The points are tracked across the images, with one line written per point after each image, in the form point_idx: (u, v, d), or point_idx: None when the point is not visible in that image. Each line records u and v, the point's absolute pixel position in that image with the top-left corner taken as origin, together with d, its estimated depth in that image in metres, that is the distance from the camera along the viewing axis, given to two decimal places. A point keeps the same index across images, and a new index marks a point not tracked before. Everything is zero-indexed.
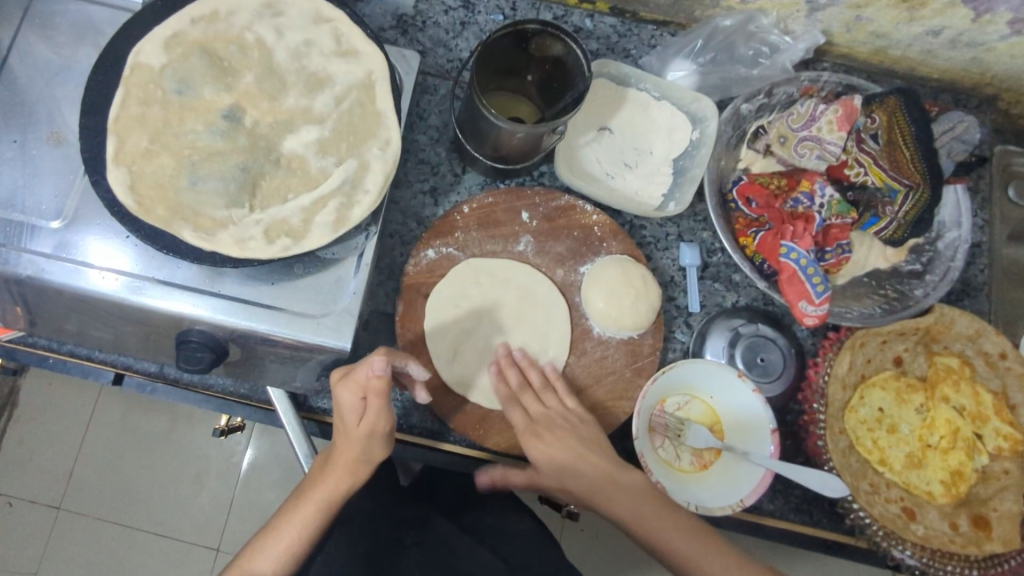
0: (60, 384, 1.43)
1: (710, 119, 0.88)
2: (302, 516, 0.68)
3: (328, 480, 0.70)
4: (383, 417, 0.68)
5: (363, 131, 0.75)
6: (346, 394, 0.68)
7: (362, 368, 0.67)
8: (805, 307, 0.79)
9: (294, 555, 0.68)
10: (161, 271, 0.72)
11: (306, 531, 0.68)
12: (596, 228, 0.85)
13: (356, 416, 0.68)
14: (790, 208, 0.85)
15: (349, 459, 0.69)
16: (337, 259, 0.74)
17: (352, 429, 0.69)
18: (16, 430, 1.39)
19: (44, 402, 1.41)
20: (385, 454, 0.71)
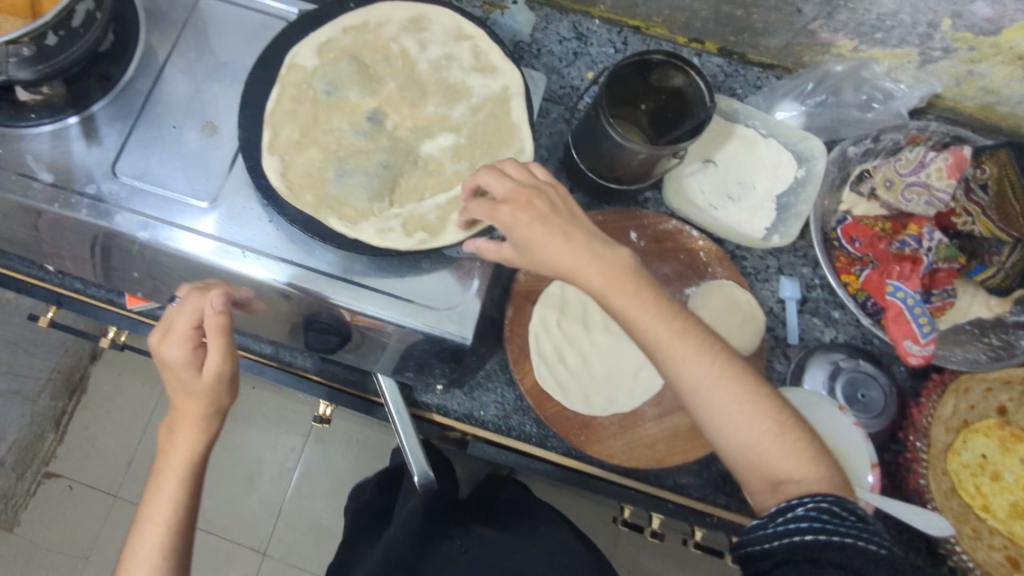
0: (128, 372, 1.45)
1: (817, 158, 0.91)
2: (168, 496, 0.64)
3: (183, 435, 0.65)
4: (225, 360, 0.63)
5: (494, 140, 0.80)
6: (172, 351, 0.63)
7: (195, 300, 0.63)
8: (910, 346, 0.80)
9: (172, 535, 0.64)
10: (301, 255, 0.77)
11: (178, 499, 0.64)
12: (702, 253, 0.87)
13: (187, 368, 0.63)
14: (895, 249, 0.85)
15: (196, 413, 0.64)
16: (461, 258, 0.77)
17: (191, 384, 0.64)
18: (84, 415, 1.43)
19: (108, 390, 1.44)
20: (232, 401, 0.67)
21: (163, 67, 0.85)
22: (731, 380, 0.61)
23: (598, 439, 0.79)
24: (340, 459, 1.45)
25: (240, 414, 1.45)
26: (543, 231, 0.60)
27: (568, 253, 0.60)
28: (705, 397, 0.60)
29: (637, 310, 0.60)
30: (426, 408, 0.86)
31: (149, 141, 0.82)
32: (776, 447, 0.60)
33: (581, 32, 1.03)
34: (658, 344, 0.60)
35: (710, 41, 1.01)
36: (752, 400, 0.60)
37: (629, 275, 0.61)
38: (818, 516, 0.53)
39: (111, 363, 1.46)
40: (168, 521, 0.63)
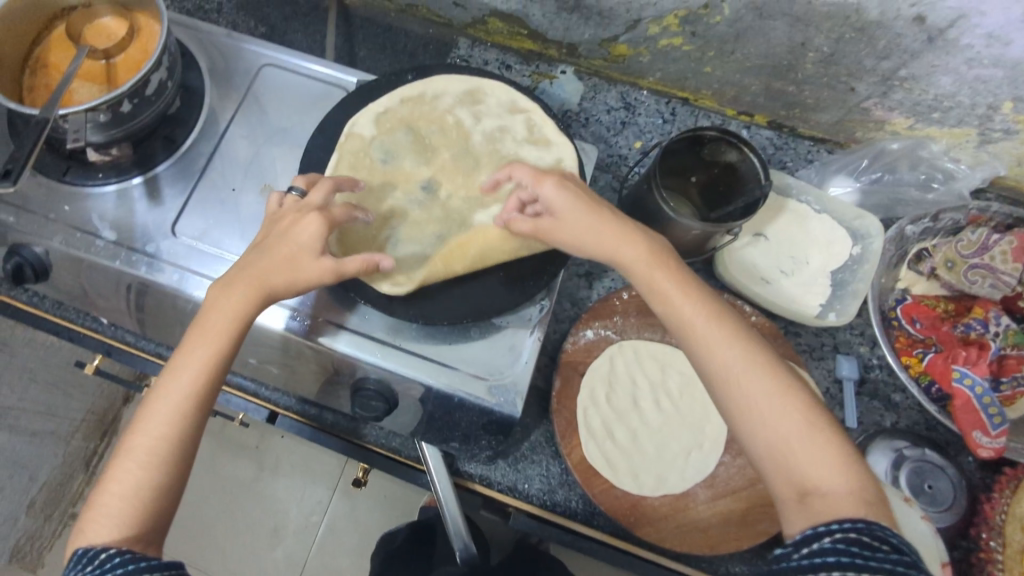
0: None
1: (874, 237, 0.89)
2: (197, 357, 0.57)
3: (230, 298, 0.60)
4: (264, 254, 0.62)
5: None
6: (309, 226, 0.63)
7: (339, 211, 0.68)
8: (980, 437, 0.76)
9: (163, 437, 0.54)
10: (349, 318, 0.75)
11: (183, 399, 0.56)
12: (756, 328, 0.84)
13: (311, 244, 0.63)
14: (960, 332, 0.82)
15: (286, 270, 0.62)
16: (511, 328, 0.76)
17: (307, 247, 0.63)
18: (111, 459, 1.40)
19: None
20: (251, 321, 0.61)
21: (225, 131, 0.88)
22: (761, 370, 0.56)
23: (648, 521, 0.76)
24: (366, 517, 1.41)
25: (268, 466, 1.43)
26: (579, 209, 0.65)
27: (602, 229, 0.64)
28: (731, 390, 0.56)
29: (668, 286, 0.61)
30: (471, 479, 0.82)
31: (208, 203, 0.84)
32: (806, 446, 0.53)
33: (629, 103, 1.05)
34: (689, 325, 0.59)
35: (759, 114, 1.01)
36: (783, 392, 0.55)
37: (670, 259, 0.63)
38: (844, 550, 0.46)
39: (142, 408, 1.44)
40: (186, 391, 0.56)
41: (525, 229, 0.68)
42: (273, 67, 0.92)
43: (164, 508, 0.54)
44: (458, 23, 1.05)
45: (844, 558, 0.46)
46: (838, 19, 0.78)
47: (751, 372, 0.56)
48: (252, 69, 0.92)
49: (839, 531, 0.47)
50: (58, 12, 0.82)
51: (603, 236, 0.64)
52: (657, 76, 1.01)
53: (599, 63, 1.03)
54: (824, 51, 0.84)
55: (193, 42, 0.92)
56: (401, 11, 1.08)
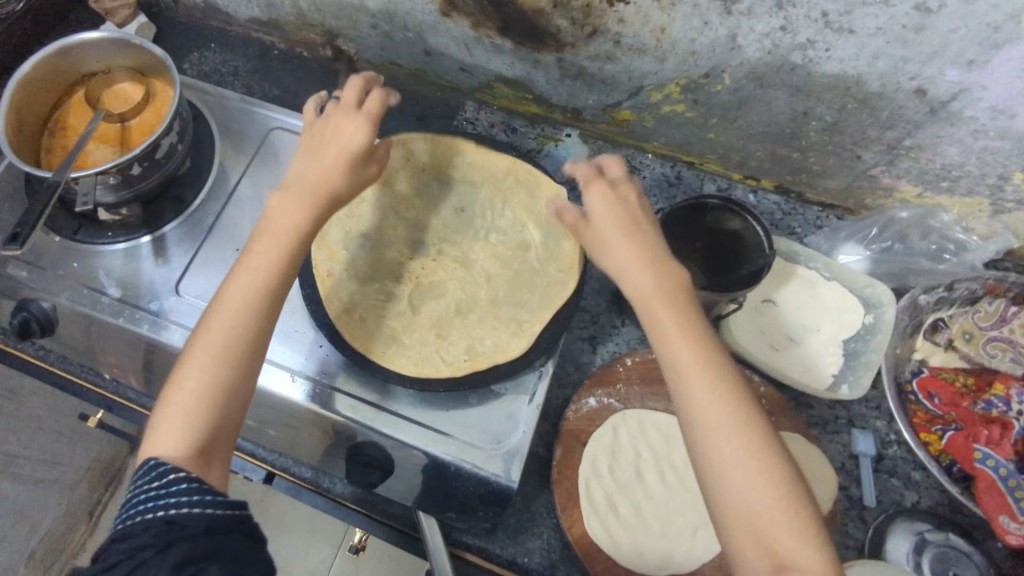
0: None
1: (886, 305, 0.87)
2: (266, 255, 0.61)
3: (299, 203, 0.63)
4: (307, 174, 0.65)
5: (545, 272, 0.79)
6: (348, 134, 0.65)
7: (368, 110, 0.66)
8: (1007, 522, 0.71)
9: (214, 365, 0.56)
10: (345, 383, 0.75)
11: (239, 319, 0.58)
12: (763, 400, 0.82)
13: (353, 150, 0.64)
14: (981, 409, 0.79)
15: (341, 175, 0.64)
16: (510, 395, 0.74)
17: (353, 151, 0.64)
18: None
19: None
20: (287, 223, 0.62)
21: (232, 193, 0.90)
22: (749, 443, 0.53)
23: None
24: None
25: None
26: (613, 222, 0.62)
27: (640, 261, 0.60)
28: (711, 457, 0.53)
29: (675, 334, 0.57)
30: (467, 549, 0.78)
31: (214, 262, 0.85)
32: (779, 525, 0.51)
33: (634, 166, 1.05)
34: (684, 384, 0.56)
35: (766, 179, 1.01)
36: (767, 470, 0.52)
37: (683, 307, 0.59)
38: None
39: None
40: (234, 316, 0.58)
41: (594, 203, 0.63)
42: (281, 130, 0.95)
43: (226, 430, 0.56)
44: (466, 87, 1.08)
45: None
46: (839, 90, 0.79)
47: (738, 441, 0.53)
48: (261, 132, 0.95)
49: None
50: (79, 78, 0.86)
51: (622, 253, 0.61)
52: (661, 140, 1.02)
53: (603, 127, 1.04)
54: (827, 120, 0.84)
55: (206, 106, 0.96)
56: (411, 75, 1.11)
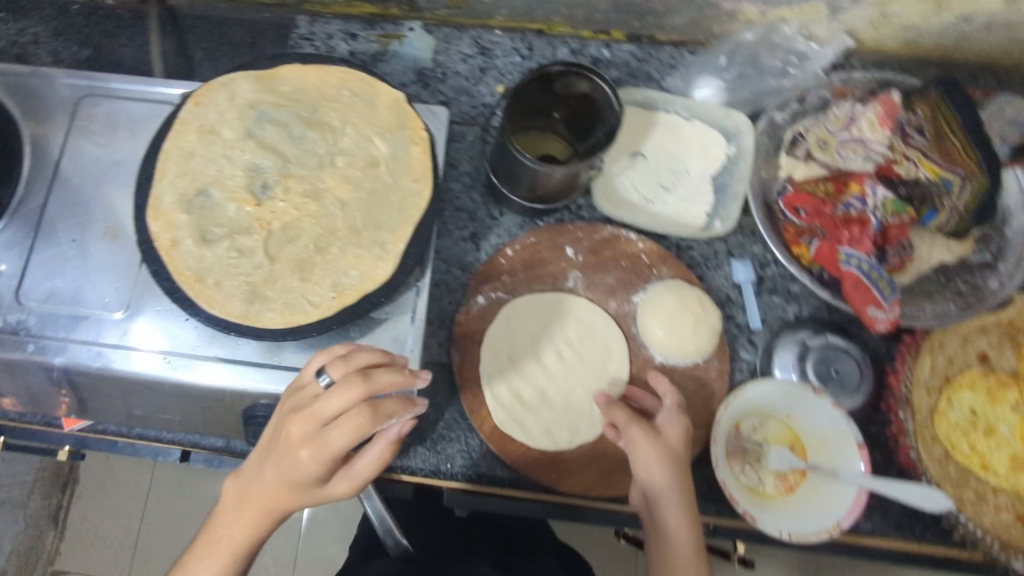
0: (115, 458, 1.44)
1: (745, 132, 0.88)
2: (250, 520, 0.64)
3: (270, 469, 0.62)
4: (302, 469, 0.60)
5: (398, 187, 0.74)
6: (310, 460, 0.60)
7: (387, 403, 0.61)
8: (875, 313, 0.75)
9: (243, 553, 0.65)
10: (223, 347, 0.73)
11: (251, 538, 0.65)
12: (644, 255, 0.83)
13: (309, 479, 0.61)
14: (841, 212, 0.80)
15: (289, 496, 0.63)
16: (391, 317, 0.73)
17: (302, 482, 0.61)
18: (77, 509, 1.44)
19: (97, 481, 1.43)
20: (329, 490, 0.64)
21: (55, 172, 0.81)
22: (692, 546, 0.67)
23: (570, 473, 0.77)
24: (343, 502, 1.34)
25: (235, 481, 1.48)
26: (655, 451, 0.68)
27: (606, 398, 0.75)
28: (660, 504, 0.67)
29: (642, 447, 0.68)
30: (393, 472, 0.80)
31: (52, 260, 0.77)
32: None
33: (484, 47, 0.98)
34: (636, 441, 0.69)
35: (615, 30, 0.96)
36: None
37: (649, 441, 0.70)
38: None
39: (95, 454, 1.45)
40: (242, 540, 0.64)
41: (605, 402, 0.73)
42: (90, 95, 0.84)
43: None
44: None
45: None
46: None
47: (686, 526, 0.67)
48: (70, 97, 0.84)
49: None
50: None
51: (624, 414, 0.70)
52: (502, 12, 0.96)
53: (442, 11, 0.97)
54: None
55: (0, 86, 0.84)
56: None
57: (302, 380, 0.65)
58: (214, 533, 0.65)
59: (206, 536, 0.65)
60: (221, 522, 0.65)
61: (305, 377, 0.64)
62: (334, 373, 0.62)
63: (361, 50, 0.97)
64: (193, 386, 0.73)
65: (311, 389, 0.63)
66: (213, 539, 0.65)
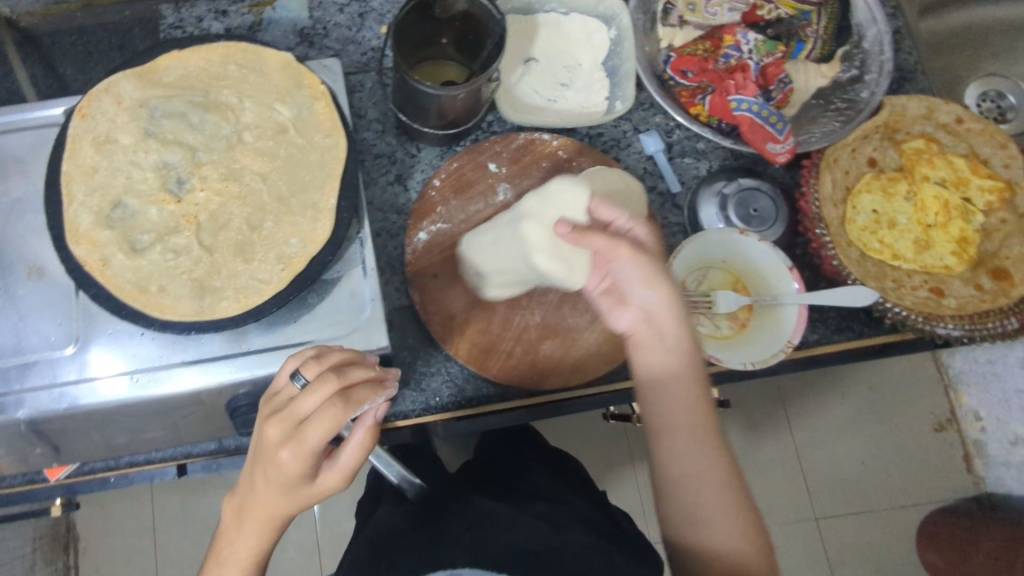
0: (113, 500, 1.55)
1: (620, 14, 0.91)
2: (253, 531, 0.66)
3: (259, 478, 0.64)
4: (289, 473, 0.62)
5: (313, 146, 0.75)
6: (291, 459, 0.60)
7: (356, 395, 0.62)
8: (774, 147, 0.83)
9: (257, 561, 0.67)
10: (187, 351, 0.74)
11: (258, 549, 0.67)
12: (562, 152, 0.88)
13: (294, 477, 0.62)
14: (723, 64, 0.89)
15: (280, 501, 0.64)
16: (343, 275, 0.76)
17: (291, 482, 0.63)
18: (87, 561, 1.53)
19: (102, 526, 1.54)
20: (321, 487, 0.64)
21: None
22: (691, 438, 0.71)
23: (548, 372, 0.83)
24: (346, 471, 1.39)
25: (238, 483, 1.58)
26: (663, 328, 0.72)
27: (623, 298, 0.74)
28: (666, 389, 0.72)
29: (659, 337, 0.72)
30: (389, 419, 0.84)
31: None
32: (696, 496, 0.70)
33: None
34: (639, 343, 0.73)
35: None
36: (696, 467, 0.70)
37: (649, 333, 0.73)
38: None
39: (93, 503, 1.56)
40: (252, 551, 0.67)
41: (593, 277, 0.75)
42: None
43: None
44: None
45: None
46: None
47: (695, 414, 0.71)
48: None
49: None
50: None
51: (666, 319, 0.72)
52: None
53: None
54: None
55: None
56: None
57: (275, 389, 0.65)
58: (224, 553, 0.68)
59: (213, 561, 0.67)
60: (228, 539, 0.67)
61: (279, 385, 0.65)
62: (307, 374, 0.64)
63: (237, 24, 0.93)
64: (168, 397, 0.73)
65: (286, 394, 0.64)
66: (223, 560, 0.67)
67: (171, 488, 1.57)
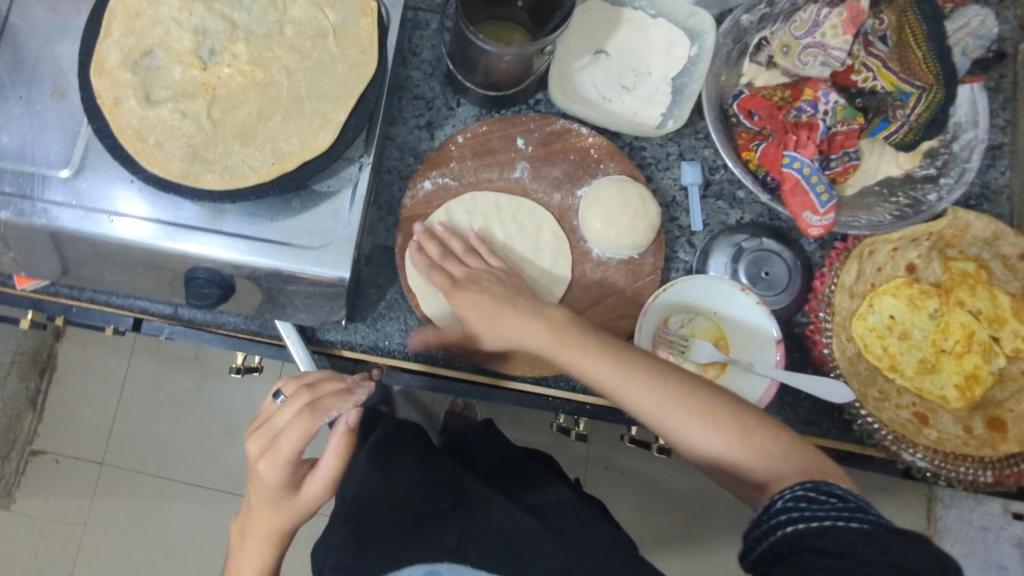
0: (94, 346, 1.63)
1: (708, 33, 0.85)
2: (257, 543, 0.73)
3: (254, 488, 0.71)
4: (277, 477, 0.68)
5: (344, 58, 0.74)
6: (271, 469, 0.67)
7: (322, 403, 0.68)
8: (810, 217, 0.77)
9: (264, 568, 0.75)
10: (165, 211, 0.73)
11: (268, 557, 0.74)
12: (593, 150, 0.83)
13: (276, 486, 0.69)
14: (793, 117, 0.82)
15: (277, 509, 0.71)
16: (332, 192, 0.74)
17: (278, 493, 0.70)
18: (57, 390, 1.61)
19: (78, 366, 1.62)
20: (311, 492, 0.70)
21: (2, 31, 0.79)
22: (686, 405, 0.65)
23: (499, 355, 0.80)
24: None
25: (210, 371, 1.62)
26: (540, 333, 0.70)
27: (523, 319, 0.71)
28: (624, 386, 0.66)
29: (574, 355, 0.68)
30: (333, 347, 0.83)
31: None
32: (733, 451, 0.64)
33: None
34: (548, 346, 0.69)
35: None
36: (711, 422, 0.64)
37: (572, 330, 0.70)
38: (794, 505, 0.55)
39: (77, 341, 1.63)
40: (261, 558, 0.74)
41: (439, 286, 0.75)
42: None
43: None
44: None
45: (795, 514, 0.54)
46: None
47: (669, 402, 0.65)
48: None
49: (789, 494, 0.56)
50: None
51: (531, 333, 0.70)
52: None
53: None
54: None
55: None
56: None
57: (261, 413, 0.72)
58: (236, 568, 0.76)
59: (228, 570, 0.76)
60: (238, 553, 0.75)
61: (262, 411, 0.72)
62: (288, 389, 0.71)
63: None
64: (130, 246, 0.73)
65: (269, 412, 0.71)
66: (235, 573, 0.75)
67: (146, 354, 1.63)
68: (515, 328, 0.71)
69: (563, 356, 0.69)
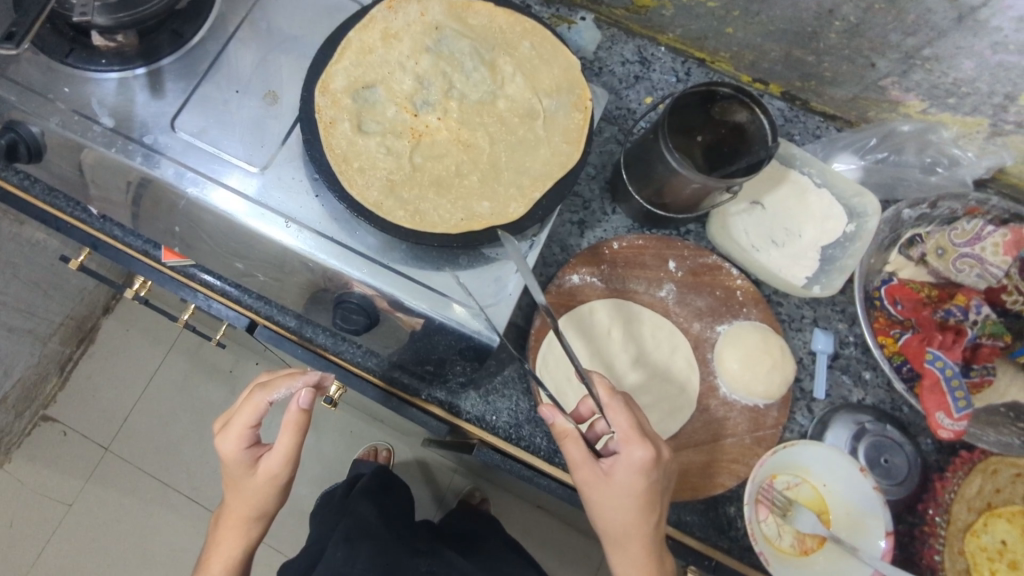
0: (137, 331, 1.62)
1: (871, 216, 0.87)
2: (229, 535, 0.76)
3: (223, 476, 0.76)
4: (234, 456, 0.73)
5: (548, 143, 0.78)
6: (228, 443, 0.72)
7: (274, 383, 0.73)
8: (942, 419, 0.78)
9: (238, 561, 0.77)
10: (341, 232, 0.76)
11: (236, 553, 0.77)
12: (739, 292, 0.86)
13: (236, 462, 0.73)
14: (940, 317, 0.83)
15: (242, 495, 0.74)
16: (498, 260, 0.76)
17: (240, 472, 0.74)
18: (87, 362, 1.59)
19: (115, 343, 1.60)
20: (270, 476, 0.73)
21: (235, 32, 0.82)
22: None
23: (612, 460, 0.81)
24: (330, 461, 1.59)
25: (241, 386, 1.61)
26: (631, 501, 0.67)
27: (637, 494, 0.67)
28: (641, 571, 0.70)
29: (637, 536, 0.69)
30: (442, 405, 0.88)
31: (210, 102, 0.79)
32: None
33: (645, 57, 1.00)
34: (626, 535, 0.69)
35: (773, 84, 0.99)
36: None
37: (646, 509, 0.68)
38: None
39: (122, 320, 1.62)
40: (226, 553, 0.76)
41: (579, 457, 0.69)
42: None
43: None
44: None
45: None
46: None
47: None
48: None
49: None
50: None
51: (621, 506, 0.68)
52: (676, 31, 0.97)
53: (619, 13, 0.98)
54: (850, 20, 0.81)
55: None
56: None
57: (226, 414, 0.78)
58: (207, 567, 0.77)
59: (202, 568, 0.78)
60: (208, 554, 0.78)
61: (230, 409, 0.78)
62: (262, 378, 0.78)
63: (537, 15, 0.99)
64: (299, 254, 0.75)
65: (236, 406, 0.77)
66: (207, 569, 0.77)
67: (184, 352, 1.62)
68: (606, 497, 0.68)
69: (631, 541, 0.69)
